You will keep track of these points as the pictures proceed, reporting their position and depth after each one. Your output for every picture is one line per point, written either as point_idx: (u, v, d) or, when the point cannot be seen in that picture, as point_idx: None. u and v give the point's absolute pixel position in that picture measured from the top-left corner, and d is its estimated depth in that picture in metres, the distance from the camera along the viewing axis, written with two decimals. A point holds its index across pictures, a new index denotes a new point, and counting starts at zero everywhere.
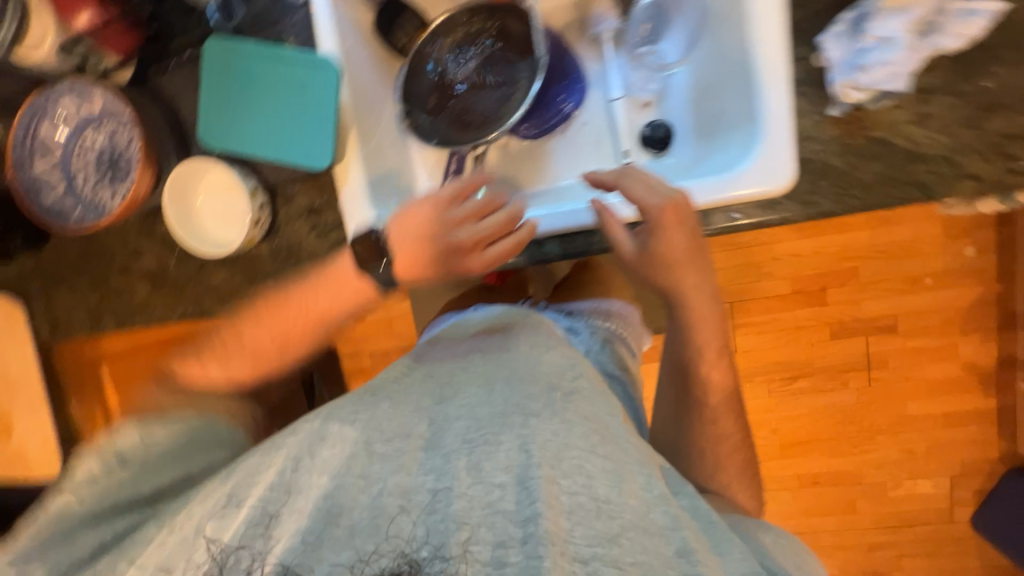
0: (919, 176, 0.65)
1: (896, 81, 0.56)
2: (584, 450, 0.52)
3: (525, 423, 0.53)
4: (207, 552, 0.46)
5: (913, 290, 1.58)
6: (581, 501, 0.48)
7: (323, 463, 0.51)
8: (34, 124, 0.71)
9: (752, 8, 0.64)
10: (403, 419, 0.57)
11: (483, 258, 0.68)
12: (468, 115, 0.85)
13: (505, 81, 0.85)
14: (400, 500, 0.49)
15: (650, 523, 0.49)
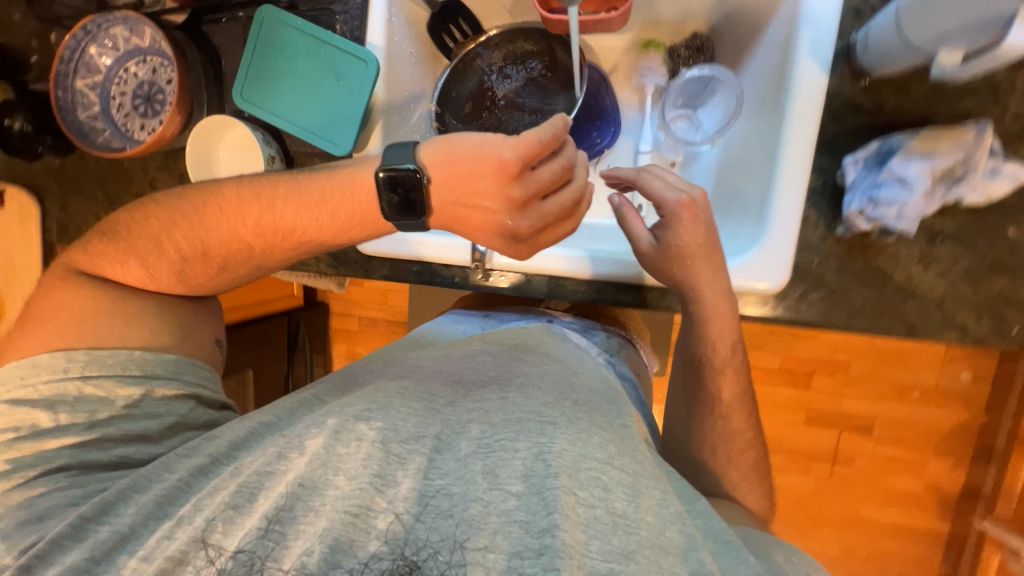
0: (907, 313, 0.65)
1: (904, 222, 0.57)
2: (600, 460, 0.45)
3: (540, 430, 0.46)
4: (205, 556, 0.42)
5: (898, 399, 1.57)
6: (599, 516, 0.41)
7: (338, 461, 0.45)
8: (82, 42, 0.74)
9: (789, 108, 0.64)
10: (412, 412, 0.49)
11: (538, 212, 0.61)
12: (498, 132, 0.84)
13: (540, 109, 0.84)
14: (407, 506, 0.42)
15: (669, 542, 0.42)
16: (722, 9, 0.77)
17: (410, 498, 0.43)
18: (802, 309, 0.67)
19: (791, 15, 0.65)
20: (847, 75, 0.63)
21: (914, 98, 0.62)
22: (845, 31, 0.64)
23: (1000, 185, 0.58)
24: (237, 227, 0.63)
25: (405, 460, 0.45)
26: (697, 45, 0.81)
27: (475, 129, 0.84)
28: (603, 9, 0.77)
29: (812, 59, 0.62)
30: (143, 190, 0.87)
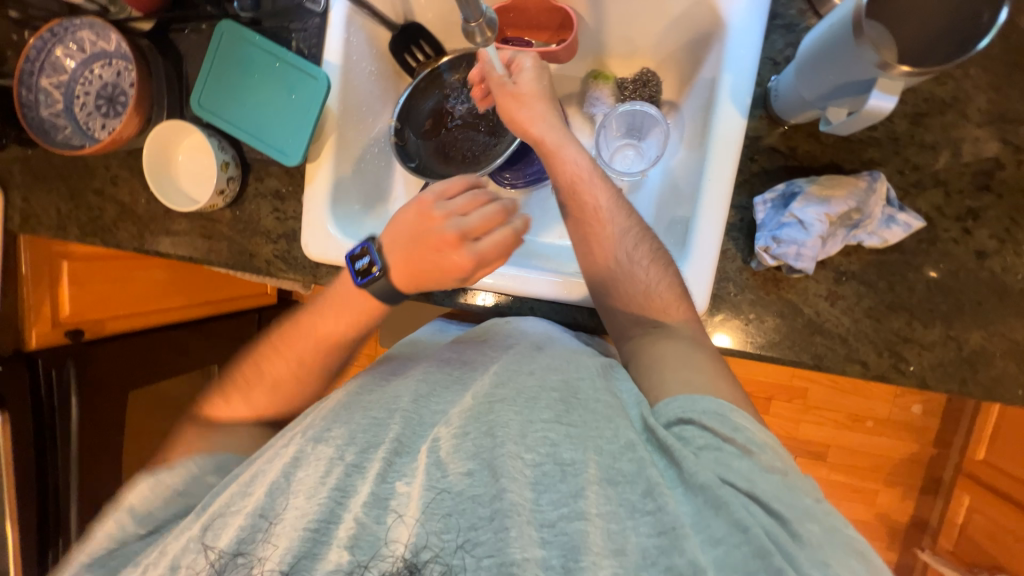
0: (814, 346, 0.69)
1: (803, 262, 0.60)
2: (546, 420, 0.54)
3: (488, 411, 0.55)
4: (209, 563, 0.50)
5: (851, 428, 1.61)
6: (545, 470, 0.52)
7: (298, 482, 0.53)
8: (48, 44, 0.77)
9: (711, 146, 0.68)
10: (372, 420, 0.58)
11: (477, 249, 0.63)
12: (451, 150, 0.88)
13: (491, 134, 0.88)
14: (365, 511, 0.50)
15: (618, 473, 0.52)
16: (664, 48, 0.81)
17: (371, 501, 0.51)
18: (720, 337, 0.70)
19: (718, 60, 0.70)
20: (764, 119, 0.68)
21: (824, 145, 0.66)
22: (765, 79, 0.69)
23: (895, 232, 0.62)
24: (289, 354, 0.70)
25: (362, 466, 0.54)
26: (643, 80, 0.85)
27: (433, 147, 0.88)
28: (553, 41, 0.82)
29: (732, 103, 0.66)
30: (104, 187, 0.90)
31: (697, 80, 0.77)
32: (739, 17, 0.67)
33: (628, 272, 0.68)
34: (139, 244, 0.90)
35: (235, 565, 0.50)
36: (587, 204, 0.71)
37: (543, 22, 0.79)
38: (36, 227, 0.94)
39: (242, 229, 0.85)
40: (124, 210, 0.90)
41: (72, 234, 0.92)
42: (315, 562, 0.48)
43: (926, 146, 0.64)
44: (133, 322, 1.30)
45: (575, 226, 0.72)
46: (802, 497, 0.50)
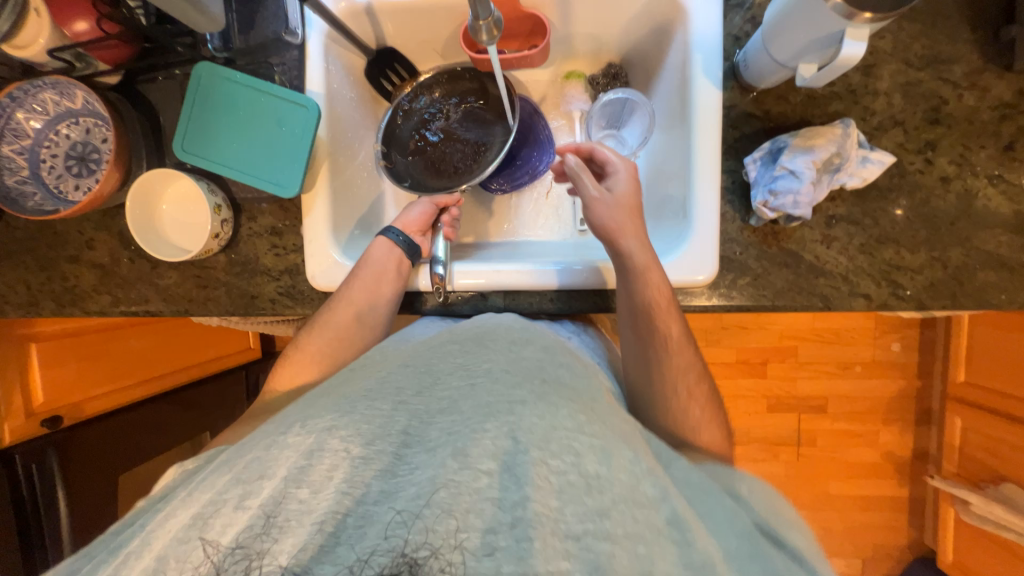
0: (820, 288, 0.73)
1: (801, 208, 0.65)
2: (571, 428, 0.46)
3: (510, 409, 0.47)
4: (201, 554, 0.41)
5: (844, 376, 1.70)
6: (572, 481, 0.43)
7: (302, 473, 0.45)
8: (8, 108, 0.72)
9: (694, 121, 0.72)
10: (379, 413, 0.49)
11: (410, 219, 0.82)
12: (441, 163, 0.86)
13: (479, 139, 0.86)
14: (377, 504, 0.43)
15: (643, 495, 0.43)
16: (629, 41, 0.87)
17: (380, 498, 0.44)
18: (734, 295, 0.74)
19: (684, 43, 0.75)
20: (737, 89, 0.74)
21: (794, 104, 0.72)
22: (730, 54, 0.75)
23: (871, 170, 0.68)
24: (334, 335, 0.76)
25: (371, 459, 0.46)
26: (612, 74, 0.90)
27: (424, 164, 0.86)
28: (525, 47, 0.86)
29: (706, 78, 0.72)
30: (78, 253, 0.85)
31: (664, 65, 0.82)
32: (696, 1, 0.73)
33: (681, 406, 0.70)
34: (124, 305, 0.85)
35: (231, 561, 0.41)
36: (660, 330, 0.70)
37: (515, 29, 0.83)
38: (2, 307, 0.87)
39: (240, 272, 0.82)
40: (103, 272, 0.85)
41: (46, 308, 0.85)
42: (325, 557, 0.40)
43: (878, 93, 0.72)
44: (114, 399, 1.19)
45: (643, 348, 0.71)
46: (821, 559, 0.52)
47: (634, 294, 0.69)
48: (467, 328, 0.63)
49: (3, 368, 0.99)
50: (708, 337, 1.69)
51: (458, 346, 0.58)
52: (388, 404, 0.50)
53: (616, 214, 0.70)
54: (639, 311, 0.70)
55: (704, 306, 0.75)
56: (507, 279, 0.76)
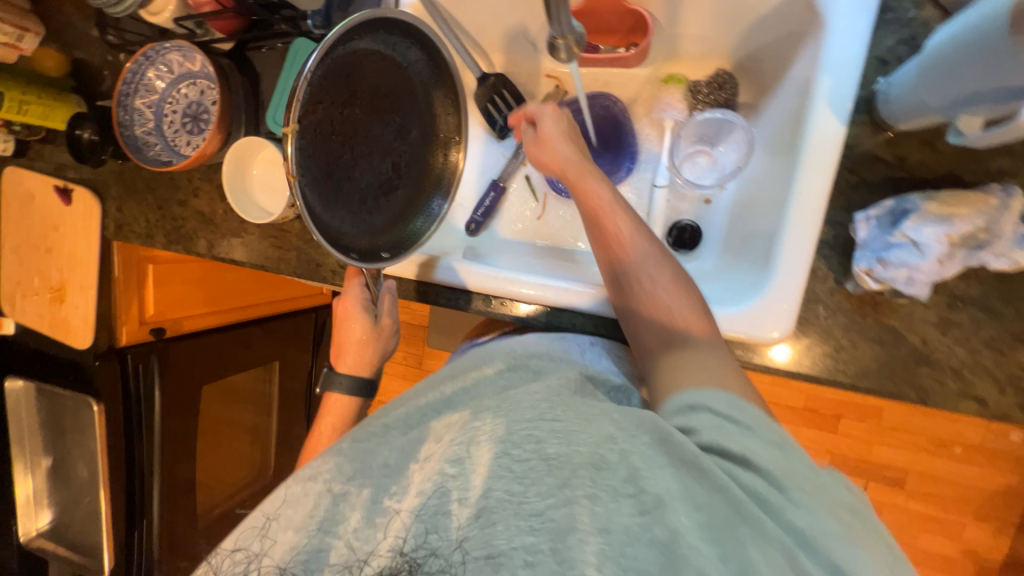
0: (920, 379, 0.61)
1: (915, 287, 0.54)
2: (530, 419, 0.43)
3: (478, 417, 0.45)
4: None
5: (936, 454, 1.46)
6: (533, 465, 0.41)
7: (284, 520, 0.43)
8: (142, 67, 0.82)
9: (802, 156, 0.62)
10: (361, 449, 0.47)
11: (358, 353, 0.76)
12: (344, 181, 0.55)
13: (397, 176, 0.62)
14: (352, 536, 0.41)
15: (601, 459, 0.41)
16: (747, 47, 0.75)
17: (360, 529, 0.41)
18: (812, 361, 0.64)
19: (813, 60, 0.63)
20: (867, 125, 0.61)
21: (940, 154, 0.59)
22: (869, 81, 0.62)
23: None
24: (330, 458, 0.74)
25: (349, 494, 0.44)
26: (718, 83, 0.79)
27: (320, 169, 0.52)
28: (622, 45, 0.78)
29: (830, 108, 0.60)
30: (186, 198, 0.96)
31: (784, 80, 0.71)
32: (839, 7, 0.60)
33: (649, 294, 0.61)
34: (216, 251, 0.95)
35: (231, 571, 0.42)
36: (608, 231, 0.64)
37: (613, 25, 0.76)
38: (128, 234, 1.02)
39: (311, 240, 0.87)
40: (204, 219, 0.95)
41: (160, 241, 0.99)
42: None
43: None
44: (208, 321, 1.36)
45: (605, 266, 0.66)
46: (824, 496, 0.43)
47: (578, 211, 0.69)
48: (468, 358, 0.62)
49: (127, 281, 1.14)
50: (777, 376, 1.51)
51: (473, 372, 0.57)
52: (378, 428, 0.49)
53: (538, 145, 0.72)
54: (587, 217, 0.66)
55: (768, 367, 0.66)
56: (535, 293, 0.74)
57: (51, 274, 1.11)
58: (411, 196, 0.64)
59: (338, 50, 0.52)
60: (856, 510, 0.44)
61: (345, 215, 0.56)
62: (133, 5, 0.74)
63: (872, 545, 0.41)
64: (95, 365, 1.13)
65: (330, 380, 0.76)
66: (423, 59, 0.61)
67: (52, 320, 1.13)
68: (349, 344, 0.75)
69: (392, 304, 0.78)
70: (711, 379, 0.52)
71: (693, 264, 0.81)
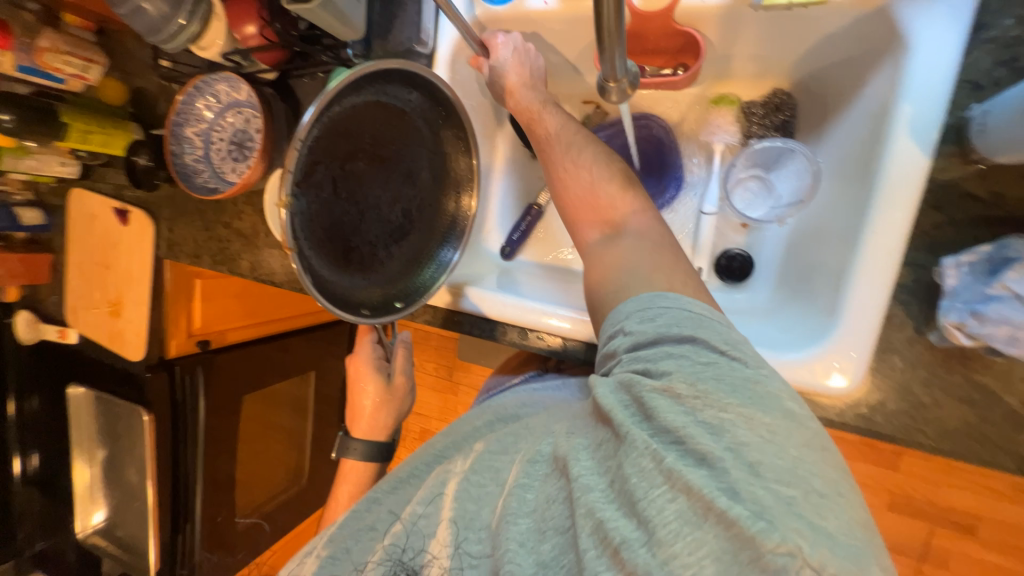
0: (1018, 446, 0.54)
1: (1018, 347, 0.47)
2: (494, 452, 0.52)
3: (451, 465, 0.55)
4: None
5: (1014, 500, 1.31)
6: (488, 489, 0.49)
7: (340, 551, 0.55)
8: (192, 98, 0.84)
9: (879, 191, 0.55)
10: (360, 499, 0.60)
11: (372, 414, 0.76)
12: (351, 237, 0.55)
13: (408, 223, 0.59)
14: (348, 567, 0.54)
15: (534, 459, 0.48)
16: (810, 67, 0.69)
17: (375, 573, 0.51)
18: (885, 420, 0.57)
19: (892, 83, 0.57)
20: (956, 157, 0.54)
21: None
22: (959, 106, 0.55)
23: None
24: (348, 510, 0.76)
25: (344, 555, 0.54)
26: (775, 104, 0.74)
27: (322, 229, 0.52)
28: (669, 65, 0.73)
29: (913, 139, 0.54)
30: (231, 221, 0.99)
31: (853, 103, 0.64)
32: (924, 27, 0.53)
33: (590, 197, 0.63)
34: (257, 273, 0.97)
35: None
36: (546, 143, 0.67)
37: (662, 45, 0.71)
38: (178, 254, 1.07)
39: None
40: (247, 242, 0.98)
41: (206, 261, 1.02)
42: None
43: None
44: (249, 333, 1.41)
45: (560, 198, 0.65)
46: (776, 454, 0.36)
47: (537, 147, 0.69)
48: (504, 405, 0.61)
49: (176, 296, 1.19)
50: None
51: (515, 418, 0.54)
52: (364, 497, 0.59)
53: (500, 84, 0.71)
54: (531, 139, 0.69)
55: (835, 422, 0.59)
56: (567, 326, 0.72)
57: (110, 290, 1.18)
58: (424, 243, 0.61)
59: (331, 109, 0.51)
60: (759, 393, 0.40)
61: (353, 271, 0.55)
62: (185, 40, 0.76)
63: (771, 427, 0.38)
64: (146, 376, 1.18)
65: (346, 447, 0.77)
66: (429, 100, 0.59)
67: (110, 332, 1.19)
68: (363, 406, 0.76)
69: (401, 363, 0.77)
70: (636, 280, 0.53)
71: (743, 298, 0.76)
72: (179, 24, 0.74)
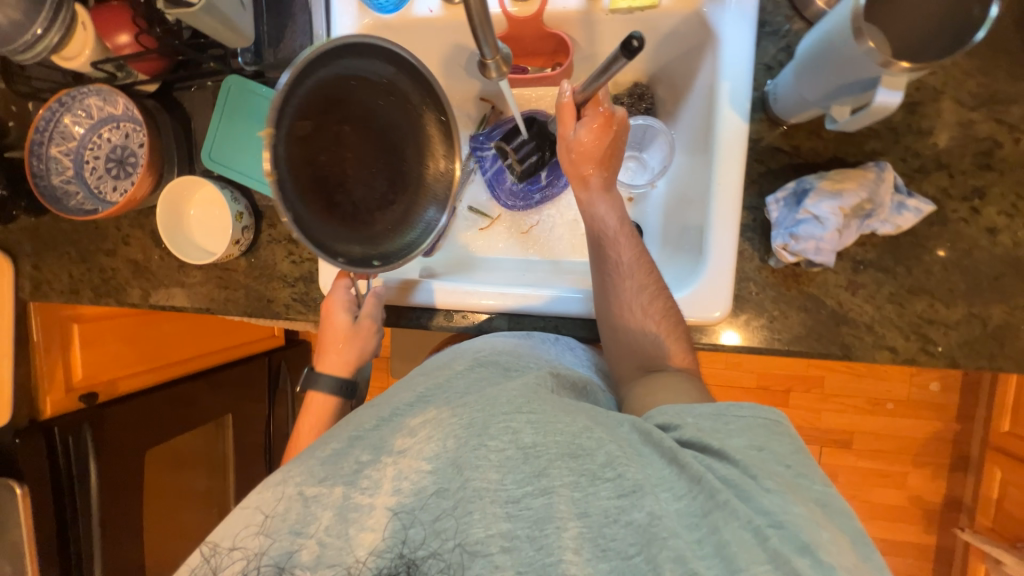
0: (842, 337, 0.69)
1: (823, 255, 0.62)
2: (509, 412, 0.48)
3: (452, 414, 0.49)
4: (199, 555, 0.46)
5: (874, 412, 1.51)
6: (510, 454, 0.46)
7: (278, 517, 0.46)
8: (56, 113, 0.78)
9: (717, 153, 0.69)
10: (330, 452, 0.49)
11: (340, 352, 0.76)
12: (335, 192, 0.59)
13: (394, 197, 0.63)
14: (329, 531, 0.45)
15: (579, 447, 0.46)
16: (657, 62, 0.84)
17: (332, 526, 0.45)
18: (750, 335, 0.71)
19: (713, 69, 0.72)
20: (765, 122, 0.70)
21: (826, 141, 0.68)
22: (761, 84, 0.71)
23: (907, 217, 0.64)
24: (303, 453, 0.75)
25: (321, 495, 0.46)
26: (638, 94, 0.88)
27: (307, 177, 0.57)
28: (548, 65, 0.84)
29: (733, 109, 0.69)
30: (115, 247, 0.90)
31: (692, 88, 0.79)
32: (727, 24, 0.69)
33: (636, 323, 0.68)
34: (152, 300, 0.90)
35: (221, 564, 0.45)
36: (610, 257, 0.72)
37: (538, 48, 0.81)
38: (48, 293, 0.94)
39: (259, 276, 0.85)
40: (136, 267, 0.90)
41: (86, 296, 0.92)
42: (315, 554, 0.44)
43: (923, 133, 0.67)
44: (143, 380, 1.23)
45: (601, 278, 0.72)
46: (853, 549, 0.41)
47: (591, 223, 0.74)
48: (442, 358, 0.62)
49: (48, 345, 1.03)
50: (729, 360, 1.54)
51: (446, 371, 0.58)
52: (342, 440, 0.50)
53: (572, 159, 0.73)
54: (593, 240, 0.74)
55: (716, 344, 0.72)
56: (493, 299, 0.76)
57: None
58: (410, 207, 0.64)
59: (327, 75, 0.57)
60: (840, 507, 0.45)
61: (334, 224, 0.59)
62: (44, 49, 0.72)
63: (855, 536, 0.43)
64: (15, 445, 0.98)
65: (312, 380, 0.77)
66: (411, 73, 0.62)
67: None
68: (330, 342, 0.76)
69: (375, 304, 0.77)
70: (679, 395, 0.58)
71: None
72: (35, 34, 0.70)
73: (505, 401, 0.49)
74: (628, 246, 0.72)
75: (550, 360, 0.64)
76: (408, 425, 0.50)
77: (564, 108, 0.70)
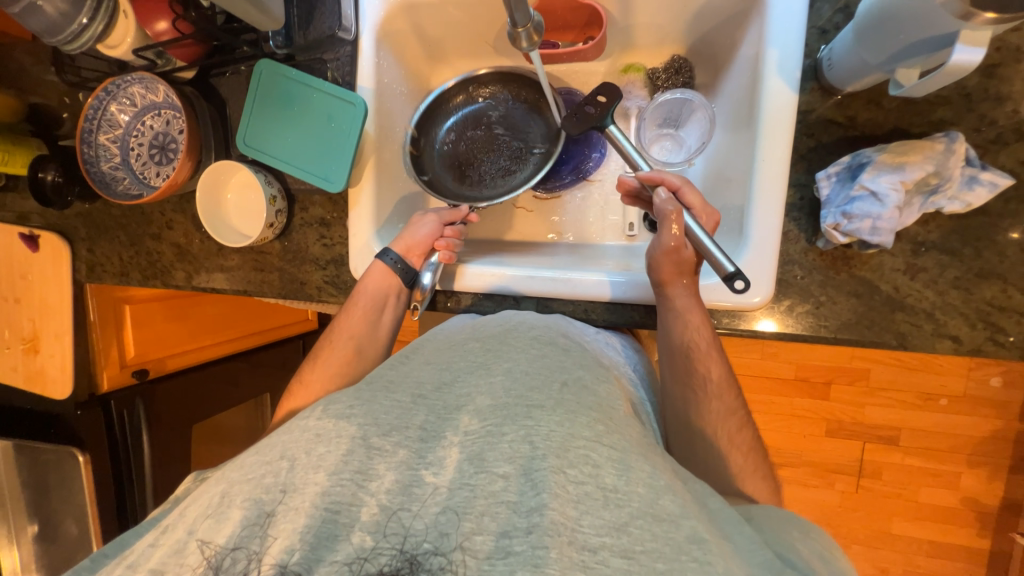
0: (897, 325, 0.64)
1: (880, 235, 0.57)
2: (590, 439, 0.44)
3: (528, 414, 0.46)
4: (200, 555, 0.42)
5: (923, 407, 1.42)
6: (589, 492, 0.41)
7: (317, 458, 0.45)
8: (103, 102, 0.82)
9: (761, 127, 0.65)
10: (397, 404, 0.49)
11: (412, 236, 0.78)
12: (467, 167, 0.86)
13: (510, 167, 0.85)
14: (389, 497, 0.43)
15: (662, 510, 0.40)
16: (697, 31, 0.79)
17: (394, 490, 0.43)
18: (791, 321, 0.67)
19: (759, 36, 0.67)
20: (817, 91, 0.65)
21: (887, 111, 0.63)
22: (813, 50, 0.66)
23: (980, 193, 0.58)
24: (339, 335, 0.75)
25: (384, 450, 0.46)
26: (675, 67, 0.82)
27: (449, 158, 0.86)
28: (580, 40, 0.81)
29: (780, 78, 0.64)
30: (160, 232, 0.94)
31: (735, 58, 0.74)
32: None
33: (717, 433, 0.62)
34: (194, 280, 0.93)
35: (230, 561, 0.41)
36: (698, 372, 0.64)
37: (569, 20, 0.78)
38: (101, 275, 0.99)
39: (292, 259, 0.87)
40: (179, 250, 0.94)
41: (134, 278, 0.96)
42: (332, 546, 0.41)
43: (1003, 99, 0.60)
44: (193, 357, 1.28)
45: (681, 390, 0.65)
46: None
47: (673, 334, 0.66)
48: (492, 326, 0.62)
49: (103, 325, 1.08)
50: (764, 349, 1.47)
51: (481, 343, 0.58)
52: (407, 396, 0.50)
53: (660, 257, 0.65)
54: (674, 352, 0.65)
55: (753, 330, 0.68)
56: (526, 286, 0.75)
57: (23, 326, 1.06)
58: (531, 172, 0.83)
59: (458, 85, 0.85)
60: None
61: (463, 187, 0.85)
62: (90, 40, 0.75)
63: None
64: (77, 415, 1.05)
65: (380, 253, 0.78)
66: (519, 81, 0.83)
67: (29, 372, 1.07)
68: (409, 228, 0.79)
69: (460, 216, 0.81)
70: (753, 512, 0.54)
71: None
72: (80, 23, 0.73)
73: (585, 426, 0.45)
74: (718, 361, 0.65)
75: (587, 343, 0.62)
76: (478, 404, 0.49)
77: (669, 216, 0.64)
